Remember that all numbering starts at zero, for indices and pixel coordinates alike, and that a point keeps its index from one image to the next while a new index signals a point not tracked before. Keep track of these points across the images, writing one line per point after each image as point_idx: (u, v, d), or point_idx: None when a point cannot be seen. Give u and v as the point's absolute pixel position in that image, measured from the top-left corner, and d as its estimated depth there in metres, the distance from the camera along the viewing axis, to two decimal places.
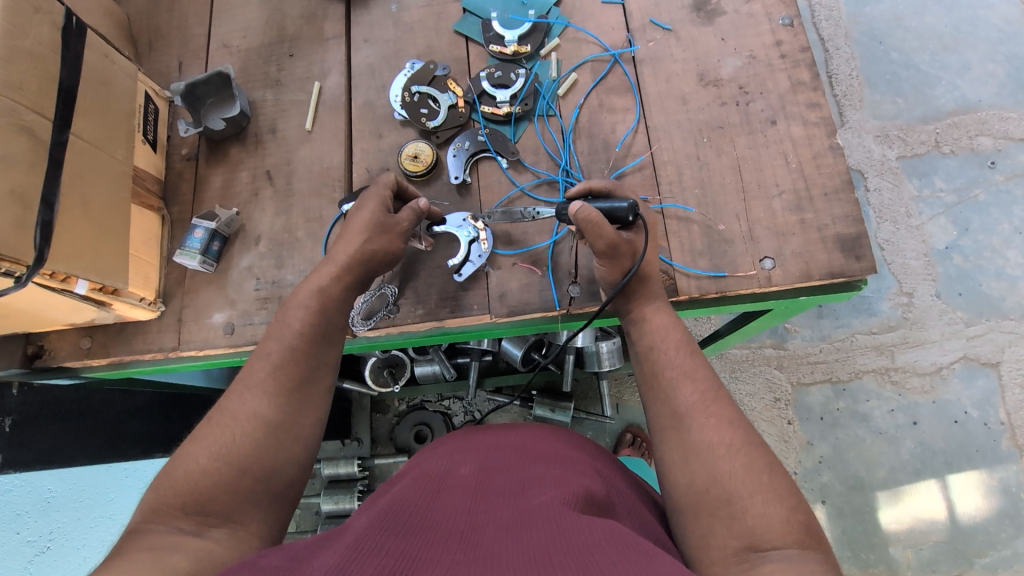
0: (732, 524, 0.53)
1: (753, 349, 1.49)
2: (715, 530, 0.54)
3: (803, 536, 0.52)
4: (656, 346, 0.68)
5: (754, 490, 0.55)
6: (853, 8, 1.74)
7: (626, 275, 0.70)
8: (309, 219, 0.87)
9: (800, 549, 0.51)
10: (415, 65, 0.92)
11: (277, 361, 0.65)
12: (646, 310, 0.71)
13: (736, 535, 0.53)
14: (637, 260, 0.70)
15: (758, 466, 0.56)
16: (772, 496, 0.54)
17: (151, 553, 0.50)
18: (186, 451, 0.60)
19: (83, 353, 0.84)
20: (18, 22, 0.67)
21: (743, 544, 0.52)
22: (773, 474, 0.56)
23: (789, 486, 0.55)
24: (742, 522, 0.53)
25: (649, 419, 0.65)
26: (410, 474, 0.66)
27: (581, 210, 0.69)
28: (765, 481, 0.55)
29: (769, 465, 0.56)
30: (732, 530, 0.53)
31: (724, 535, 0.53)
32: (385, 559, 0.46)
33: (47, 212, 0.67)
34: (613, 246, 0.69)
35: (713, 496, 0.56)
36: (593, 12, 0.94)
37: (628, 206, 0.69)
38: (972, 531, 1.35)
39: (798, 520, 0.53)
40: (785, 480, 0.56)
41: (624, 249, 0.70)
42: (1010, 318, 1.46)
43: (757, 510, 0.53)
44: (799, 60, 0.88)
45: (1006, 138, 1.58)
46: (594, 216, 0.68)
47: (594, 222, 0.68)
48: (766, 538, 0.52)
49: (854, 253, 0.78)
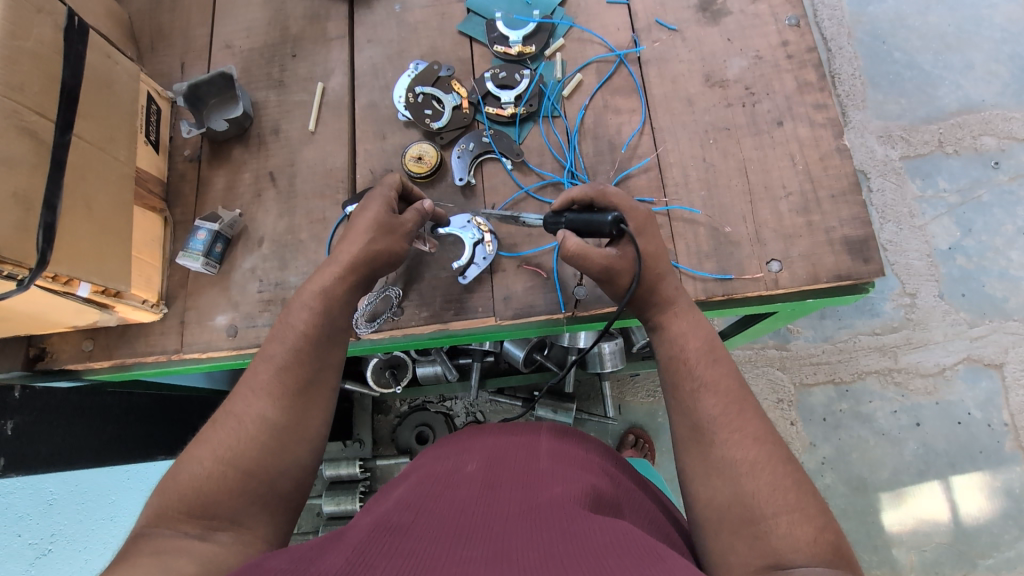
0: (755, 542, 0.53)
1: (756, 350, 1.48)
2: (736, 548, 0.54)
3: (832, 555, 0.52)
4: (669, 352, 0.67)
5: (779, 510, 0.54)
6: (856, 7, 1.73)
7: (625, 294, 0.70)
8: (312, 220, 0.87)
9: (829, 566, 0.51)
10: (419, 66, 0.91)
11: (282, 364, 0.65)
12: (658, 311, 0.70)
13: (759, 553, 0.53)
14: (634, 276, 0.68)
15: (784, 484, 0.56)
16: (801, 515, 0.54)
17: (157, 557, 0.49)
18: (192, 454, 0.59)
19: (85, 355, 0.84)
20: (19, 21, 0.66)
21: (766, 562, 0.52)
22: (800, 493, 0.55)
23: (817, 505, 0.55)
24: (767, 541, 0.53)
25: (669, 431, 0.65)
26: (414, 474, 0.66)
27: (564, 245, 0.69)
28: (792, 500, 0.55)
29: (796, 483, 0.56)
30: (755, 549, 0.53)
31: (746, 553, 0.53)
32: (392, 560, 0.45)
33: (49, 214, 0.66)
34: (607, 270, 0.69)
35: (736, 513, 0.55)
36: (598, 12, 0.93)
37: (611, 219, 0.68)
38: (976, 532, 1.34)
39: (827, 539, 0.53)
40: (813, 498, 0.55)
41: (621, 268, 0.69)
42: (1013, 319, 1.46)
43: (783, 531, 0.53)
44: (806, 60, 0.87)
45: (1010, 137, 1.58)
46: (575, 246, 0.69)
47: (580, 253, 0.69)
48: (790, 557, 0.51)
49: (862, 256, 0.77)
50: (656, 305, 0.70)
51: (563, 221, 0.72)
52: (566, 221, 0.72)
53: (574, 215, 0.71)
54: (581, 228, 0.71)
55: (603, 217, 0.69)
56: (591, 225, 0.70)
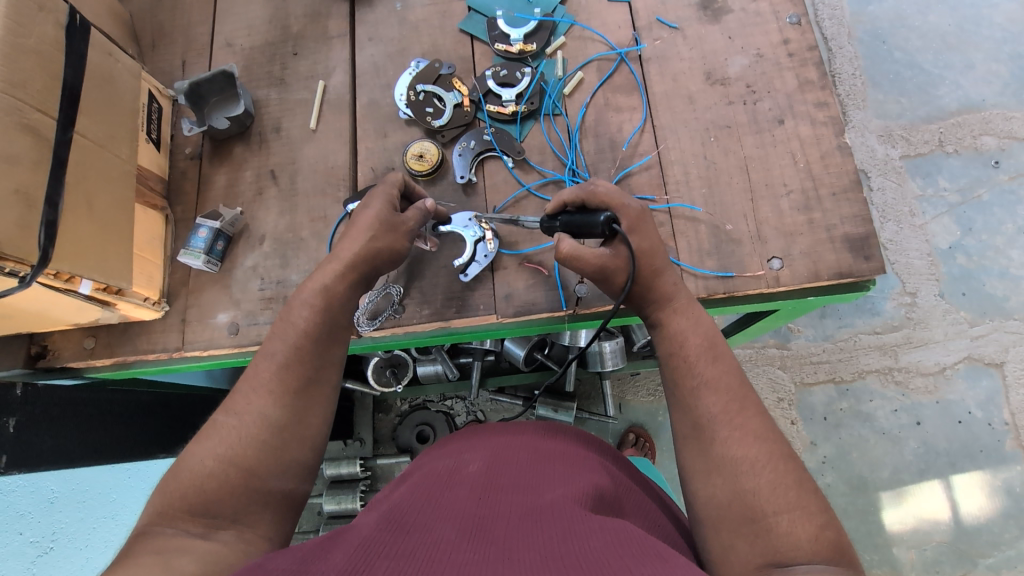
0: (755, 540, 0.53)
1: (756, 349, 1.48)
2: (736, 546, 0.54)
3: (832, 553, 0.52)
4: (670, 350, 0.67)
5: (780, 508, 0.54)
6: (856, 6, 1.73)
7: (621, 292, 0.70)
8: (314, 218, 0.87)
9: (829, 564, 0.51)
10: (420, 64, 0.91)
11: (283, 361, 0.65)
12: (658, 309, 0.70)
13: (759, 552, 0.53)
14: (628, 275, 0.68)
15: (785, 482, 0.56)
16: (802, 513, 0.54)
17: (160, 556, 0.49)
18: (193, 453, 0.59)
19: (86, 353, 0.84)
20: (21, 19, 0.66)
21: (766, 560, 0.52)
22: (801, 490, 0.55)
23: (818, 503, 0.55)
24: (767, 539, 0.53)
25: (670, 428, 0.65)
26: (417, 473, 0.65)
27: (558, 248, 0.70)
28: (793, 498, 0.55)
29: (796, 481, 0.56)
30: (755, 548, 0.53)
31: (746, 551, 0.53)
32: (394, 561, 0.45)
33: (51, 211, 0.66)
34: (601, 271, 0.69)
35: (736, 512, 0.55)
36: (599, 10, 0.93)
37: (602, 220, 0.68)
38: (976, 531, 1.35)
39: (828, 537, 0.53)
40: (814, 496, 0.55)
41: (614, 267, 0.69)
42: (1014, 319, 1.46)
43: (783, 529, 0.53)
44: (807, 58, 0.87)
45: (1010, 137, 1.58)
46: (568, 248, 0.69)
47: (573, 255, 0.69)
48: (790, 555, 0.52)
49: (864, 253, 0.77)
50: (657, 302, 0.70)
51: (558, 223, 0.72)
52: (560, 223, 0.72)
53: (567, 216, 0.71)
54: (575, 230, 0.71)
55: (594, 218, 0.68)
56: (583, 226, 0.70)
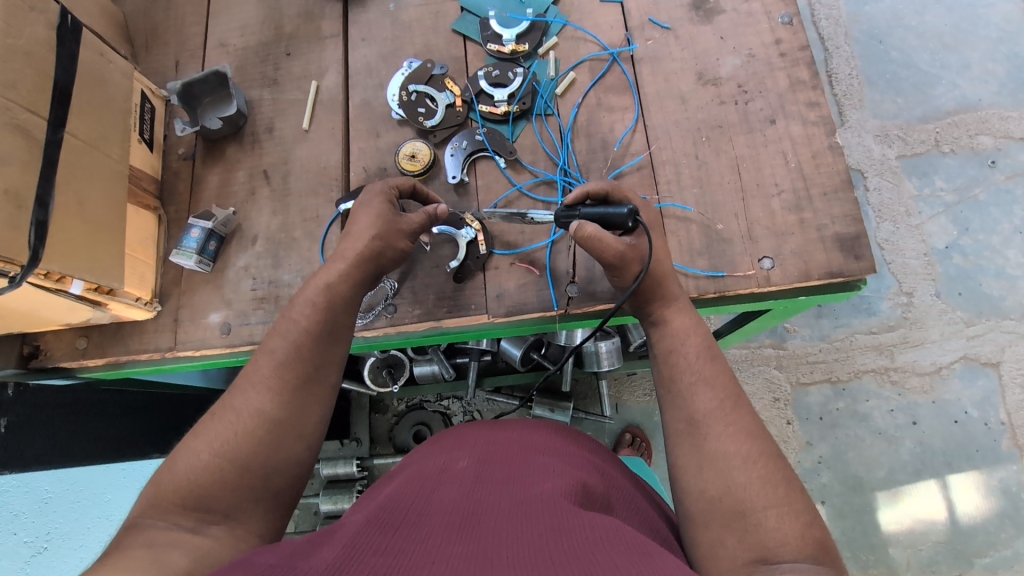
0: (743, 536, 0.53)
1: (752, 348, 1.48)
2: (726, 541, 0.54)
3: (818, 552, 0.52)
4: (675, 348, 0.67)
5: (769, 503, 0.54)
6: (853, 7, 1.73)
7: (635, 280, 0.70)
8: (306, 218, 0.87)
9: (813, 564, 0.50)
10: (412, 65, 0.92)
11: (272, 361, 0.65)
12: (662, 307, 0.71)
13: (747, 547, 0.53)
14: (645, 265, 0.69)
15: (775, 479, 0.56)
16: (789, 509, 0.54)
17: (151, 550, 0.49)
18: (189, 445, 0.59)
19: (79, 353, 0.84)
20: (12, 20, 0.67)
21: (753, 556, 0.52)
22: (790, 488, 0.55)
23: (806, 501, 0.55)
24: (755, 534, 0.53)
25: (664, 424, 0.65)
26: (406, 472, 0.65)
27: (581, 229, 0.68)
28: (782, 494, 0.55)
29: (785, 478, 0.56)
30: (743, 542, 0.53)
31: (734, 546, 0.53)
32: (382, 558, 0.45)
33: (41, 211, 0.66)
34: (621, 258, 0.69)
35: (726, 506, 0.55)
36: (591, 10, 0.93)
37: (627, 211, 0.69)
38: (972, 531, 1.34)
39: (814, 535, 0.53)
40: (802, 493, 0.56)
41: (631, 257, 0.69)
42: (1010, 319, 1.46)
43: (771, 524, 0.53)
44: (799, 58, 0.87)
45: (1007, 137, 1.58)
46: (592, 231, 0.68)
47: (595, 238, 0.68)
48: (777, 551, 0.51)
49: (854, 253, 0.77)
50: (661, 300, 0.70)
51: (577, 213, 0.71)
52: (581, 212, 0.71)
53: (591, 208, 0.71)
54: (596, 220, 0.71)
55: (620, 208, 0.69)
56: (607, 217, 0.70)
